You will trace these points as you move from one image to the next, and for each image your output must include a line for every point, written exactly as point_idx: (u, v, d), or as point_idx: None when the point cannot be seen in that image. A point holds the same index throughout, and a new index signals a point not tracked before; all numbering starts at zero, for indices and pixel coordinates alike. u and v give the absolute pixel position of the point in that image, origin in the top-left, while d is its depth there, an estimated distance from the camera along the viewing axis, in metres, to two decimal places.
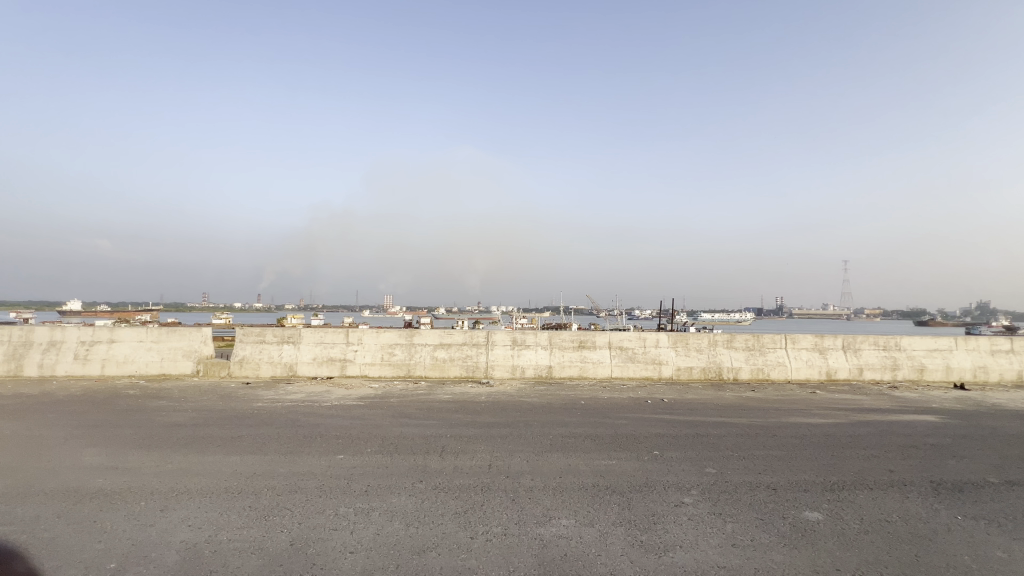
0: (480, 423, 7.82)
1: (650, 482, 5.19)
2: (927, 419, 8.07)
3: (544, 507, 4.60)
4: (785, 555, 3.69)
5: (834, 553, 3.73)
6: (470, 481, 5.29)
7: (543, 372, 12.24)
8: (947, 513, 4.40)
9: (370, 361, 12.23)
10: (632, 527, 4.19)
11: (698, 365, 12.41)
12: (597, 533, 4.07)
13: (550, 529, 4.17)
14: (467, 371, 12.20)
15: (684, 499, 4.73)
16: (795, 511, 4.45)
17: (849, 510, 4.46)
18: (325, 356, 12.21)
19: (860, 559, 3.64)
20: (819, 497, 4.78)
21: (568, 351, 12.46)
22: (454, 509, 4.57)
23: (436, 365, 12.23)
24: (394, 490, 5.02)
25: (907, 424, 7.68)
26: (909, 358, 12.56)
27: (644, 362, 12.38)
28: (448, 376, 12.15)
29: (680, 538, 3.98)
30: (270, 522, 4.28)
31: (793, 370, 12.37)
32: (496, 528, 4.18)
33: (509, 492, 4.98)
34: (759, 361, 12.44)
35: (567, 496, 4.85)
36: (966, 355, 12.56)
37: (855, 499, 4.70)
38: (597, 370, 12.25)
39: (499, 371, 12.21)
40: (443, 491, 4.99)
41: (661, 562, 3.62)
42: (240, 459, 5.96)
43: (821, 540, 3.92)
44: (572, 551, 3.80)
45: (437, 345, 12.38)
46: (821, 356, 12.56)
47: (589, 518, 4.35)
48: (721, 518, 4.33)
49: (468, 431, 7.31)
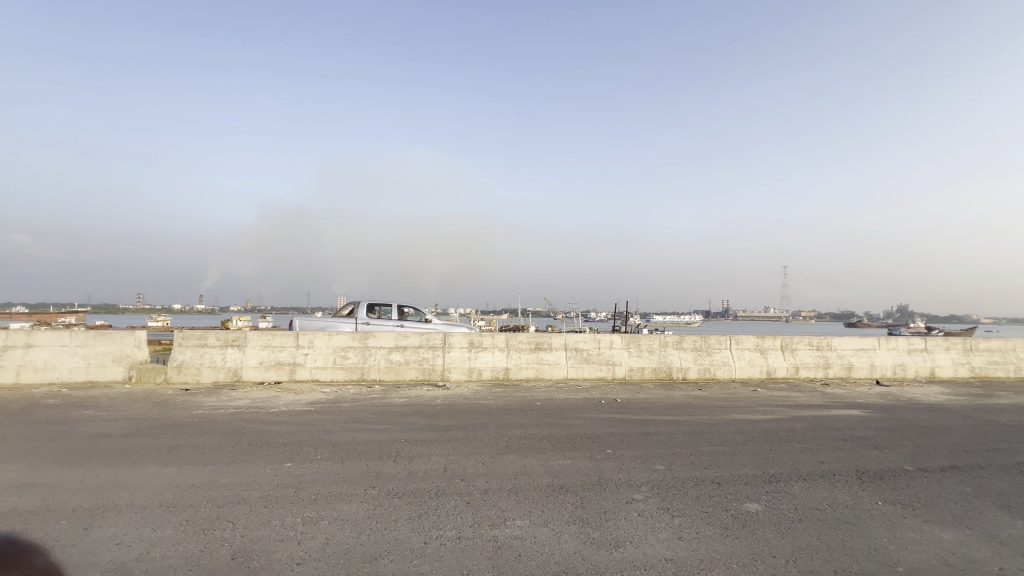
0: (436, 426, 7.73)
1: (603, 481, 5.32)
2: (853, 414, 8.72)
3: (499, 509, 4.61)
4: (726, 545, 3.89)
5: (771, 541, 3.96)
6: (424, 485, 5.23)
7: (499, 374, 12.27)
8: (868, 500, 4.78)
9: (321, 365, 11.81)
10: (584, 525, 4.27)
11: (649, 365, 12.84)
12: (551, 533, 4.13)
13: (504, 530, 4.19)
14: (423, 374, 12.04)
15: (635, 496, 4.88)
16: (737, 503, 4.69)
17: (784, 500, 4.76)
18: (272, 360, 11.70)
19: (794, 545, 3.89)
20: (757, 488, 5.07)
21: (525, 353, 12.55)
22: (407, 514, 4.50)
23: (391, 368, 11.99)
24: (345, 497, 4.88)
25: (836, 419, 8.26)
26: (839, 357, 13.52)
27: (599, 363, 12.66)
28: (403, 379, 11.94)
29: (630, 533, 4.10)
30: (209, 536, 4.05)
31: (737, 369, 13.05)
32: (450, 532, 4.15)
33: (464, 495, 4.95)
34: (705, 361, 13.02)
35: (522, 497, 4.89)
36: (888, 354, 13.67)
37: (790, 490, 5.01)
38: (553, 371, 12.44)
39: (456, 374, 12.14)
40: (396, 497, 4.89)
41: (612, 558, 3.71)
42: (177, 470, 5.60)
43: (759, 529, 4.16)
44: (526, 551, 3.83)
45: (393, 348, 12.13)
46: (762, 355, 13.29)
47: (543, 518, 4.40)
48: (668, 512, 4.50)
49: (423, 435, 7.20)
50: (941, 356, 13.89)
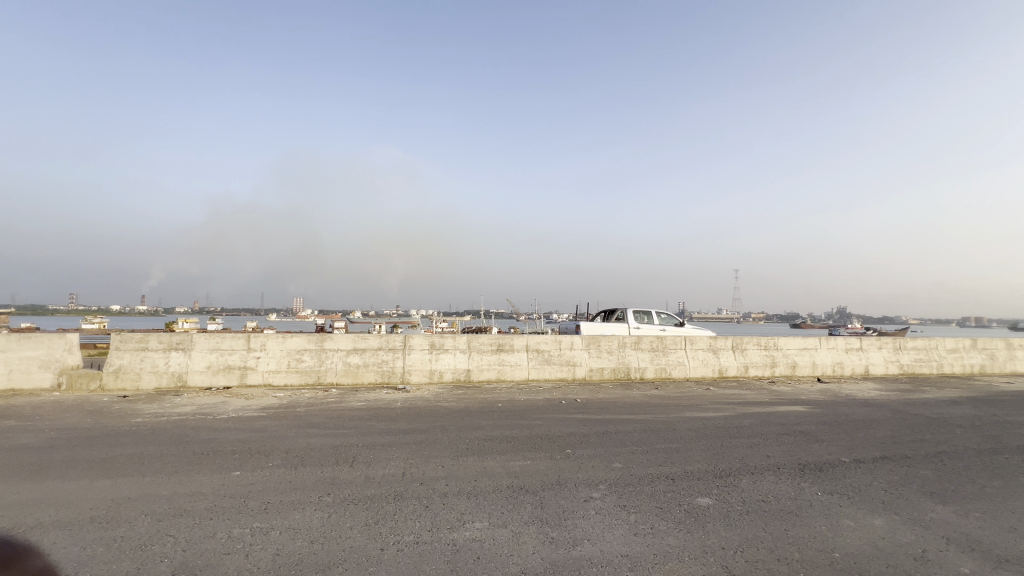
0: (395, 430, 7.60)
1: (562, 480, 5.38)
2: (797, 409, 9.23)
3: (459, 512, 4.57)
4: (679, 539, 4.02)
5: (720, 533, 4.13)
6: (382, 490, 5.11)
7: (461, 376, 12.20)
8: (809, 491, 5.07)
9: (275, 368, 11.34)
10: (543, 524, 4.31)
11: (608, 366, 13.11)
12: (510, 534, 4.13)
13: (463, 533, 4.16)
14: (382, 377, 11.79)
15: (593, 494, 4.97)
16: (689, 498, 4.86)
17: (733, 494, 4.97)
18: (221, 364, 11.14)
19: (741, 536, 4.06)
20: (709, 483, 5.27)
21: (486, 354, 12.53)
22: (364, 521, 4.39)
23: (349, 371, 11.67)
24: (298, 505, 4.70)
25: (781, 415, 8.71)
26: (785, 356, 14.29)
27: (559, 363, 12.82)
28: (361, 382, 11.65)
29: (588, 531, 4.17)
30: (147, 552, 3.80)
31: (691, 369, 13.54)
32: (408, 537, 4.08)
33: (423, 499, 4.89)
34: (661, 361, 13.44)
35: (481, 499, 4.87)
36: (828, 353, 14.57)
37: (739, 484, 5.24)
38: (514, 372, 12.49)
39: (416, 376, 11.97)
40: (353, 504, 4.76)
41: (570, 556, 3.76)
42: (112, 483, 5.22)
43: (710, 522, 4.33)
44: (485, 553, 3.81)
45: (351, 350, 11.81)
46: (714, 355, 13.85)
47: (503, 519, 4.40)
48: (625, 509, 4.61)
49: (381, 439, 7.05)
50: (875, 354, 14.93)
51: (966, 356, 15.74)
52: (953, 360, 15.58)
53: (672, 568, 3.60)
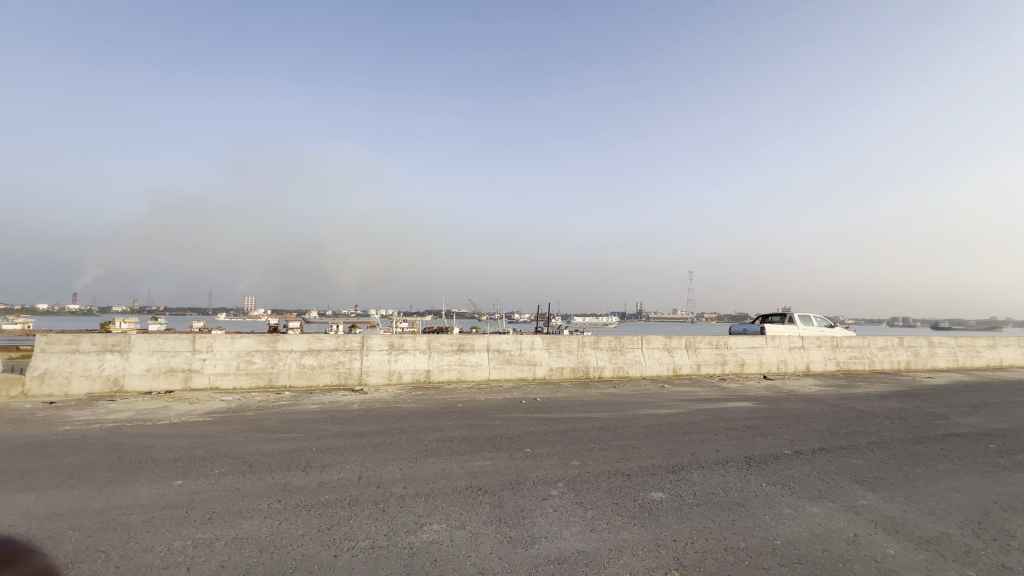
0: (351, 433, 7.40)
1: (521, 479, 5.41)
2: (745, 405, 9.68)
3: (416, 515, 4.50)
4: (633, 533, 4.13)
5: (672, 526, 4.27)
6: (337, 495, 4.96)
7: (420, 377, 12.04)
8: (755, 482, 5.33)
9: (222, 371, 10.79)
10: (501, 524, 4.31)
11: (568, 365, 13.30)
12: (468, 535, 4.11)
13: (420, 536, 4.10)
14: (338, 378, 11.46)
15: (551, 492, 5.03)
16: (644, 493, 5.00)
17: (685, 487, 5.15)
18: (163, 366, 10.49)
19: (691, 528, 4.22)
20: (663, 478, 5.44)
21: (447, 354, 12.42)
22: (317, 527, 4.25)
23: (303, 372, 11.27)
24: (246, 514, 4.49)
25: (730, 410, 9.12)
26: (734, 354, 14.97)
27: (520, 363, 12.89)
28: (316, 385, 11.27)
29: (545, 529, 4.21)
30: (74, 570, 3.52)
31: (647, 367, 13.95)
32: (363, 542, 3.98)
33: (380, 503, 4.78)
34: (619, 359, 13.77)
35: (439, 501, 4.82)
36: (773, 351, 15.37)
37: (690, 478, 5.44)
38: (475, 372, 12.44)
39: (374, 377, 11.71)
40: (305, 510, 4.59)
41: (528, 555, 3.78)
42: (35, 497, 4.80)
43: (663, 515, 4.47)
44: (442, 555, 3.78)
45: (305, 351, 11.41)
46: (669, 354, 14.33)
47: (460, 520, 4.38)
48: (581, 506, 4.69)
49: (336, 442, 6.84)
50: (815, 352, 15.89)
51: (895, 353, 17.03)
52: (883, 357, 16.80)
53: (626, 562, 3.69)
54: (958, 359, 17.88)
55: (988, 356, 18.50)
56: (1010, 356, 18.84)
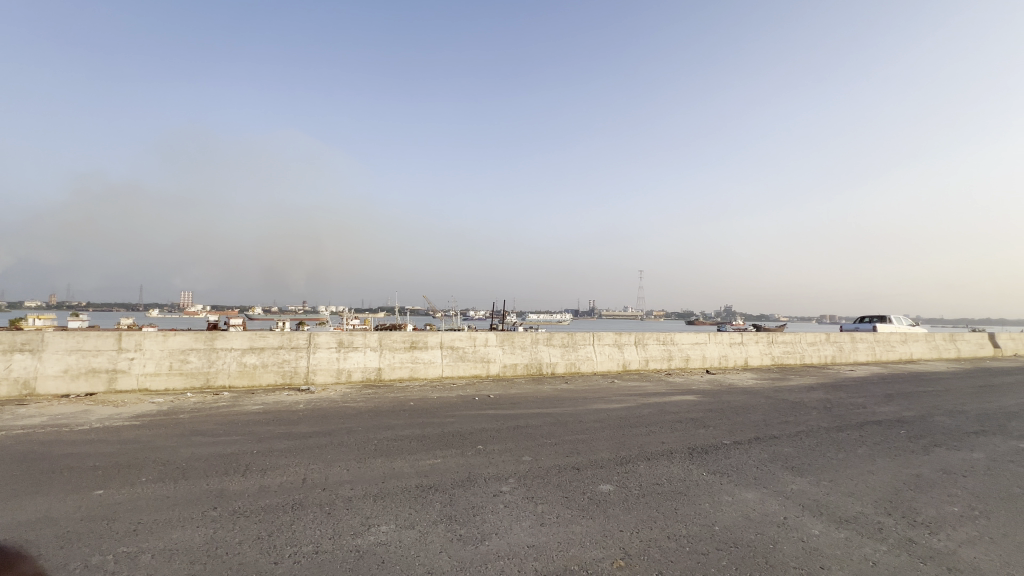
0: (296, 434, 7.11)
1: (473, 476, 5.40)
2: (689, 399, 10.13)
3: (364, 517, 4.38)
4: (582, 525, 4.22)
5: (619, 517, 4.40)
6: (279, 500, 4.74)
7: (371, 375, 11.74)
8: (696, 472, 5.59)
9: (153, 371, 10.03)
10: (451, 522, 4.28)
11: (522, 362, 13.40)
12: (417, 535, 4.05)
13: (367, 538, 3.99)
14: (282, 377, 10.95)
15: (502, 488, 5.05)
16: (593, 486, 5.12)
17: (632, 479, 5.32)
18: (83, 367, 9.62)
19: (637, 518, 4.36)
20: (611, 471, 5.59)
21: (399, 352, 12.18)
22: (256, 534, 4.03)
23: (244, 372, 10.68)
24: (176, 524, 4.20)
25: (675, 404, 9.50)
26: (680, 350, 15.64)
27: (474, 360, 12.85)
28: (258, 385, 10.72)
29: (495, 526, 4.21)
30: None
31: (598, 363, 14.30)
32: (306, 547, 3.83)
33: (325, 505, 4.61)
34: (572, 356, 14.03)
35: (388, 501, 4.71)
36: (715, 346, 16.20)
37: (637, 470, 5.62)
38: (427, 370, 12.28)
39: (322, 376, 11.29)
40: (243, 516, 4.35)
41: (478, 552, 3.77)
42: None
43: (610, 507, 4.59)
44: (390, 556, 3.70)
45: (247, 349, 10.82)
46: (619, 350, 14.77)
47: (409, 520, 4.30)
48: (532, 501, 4.73)
49: (278, 445, 6.54)
50: (752, 348, 16.89)
51: (822, 348, 18.41)
52: (811, 351, 18.11)
53: (575, 554, 3.76)
54: (876, 353, 19.56)
55: (901, 350, 20.38)
56: (918, 350, 20.85)
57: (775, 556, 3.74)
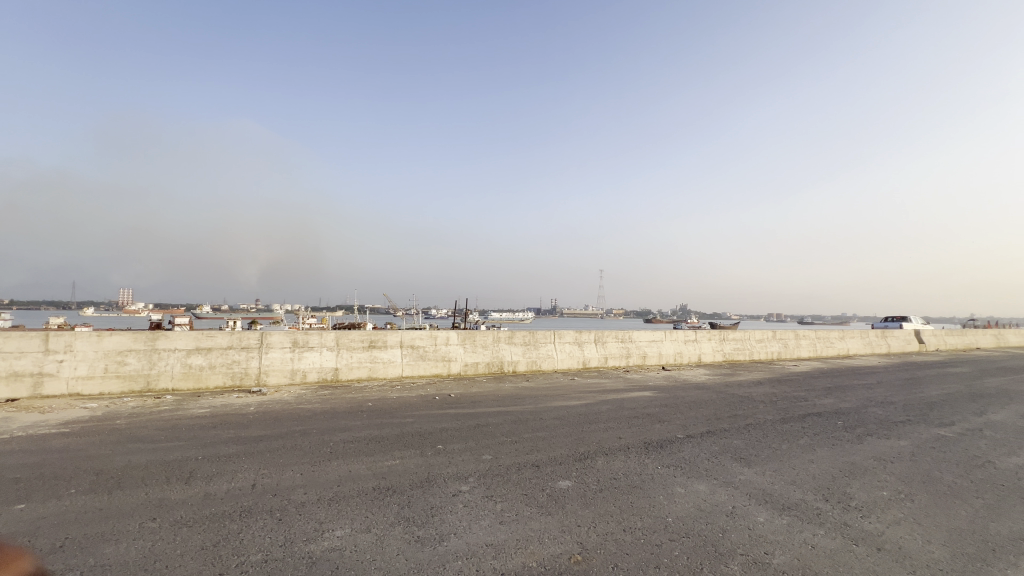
0: (247, 438, 6.80)
1: (432, 476, 5.33)
2: (645, 395, 10.41)
3: (317, 522, 4.24)
4: (541, 522, 4.25)
5: (577, 512, 4.47)
6: (226, 507, 4.51)
7: (327, 375, 11.39)
8: (651, 465, 5.75)
9: (85, 374, 9.33)
10: (409, 523, 4.21)
11: (483, 360, 13.37)
12: (373, 538, 3.95)
13: (321, 543, 3.87)
14: (231, 379, 10.44)
15: (462, 488, 5.01)
16: (552, 482, 5.17)
17: (590, 474, 5.41)
18: (4, 370, 8.82)
19: (595, 513, 4.44)
20: (570, 467, 5.67)
21: (357, 351, 11.88)
22: (199, 545, 3.82)
23: (189, 374, 10.11)
24: (110, 537, 3.92)
25: (632, 400, 9.74)
26: (637, 347, 16.07)
27: (434, 359, 12.72)
28: (205, 387, 10.18)
29: (454, 526, 4.18)
30: None
31: (559, 361, 14.47)
32: (255, 555, 3.66)
33: (276, 511, 4.43)
34: (533, 354, 14.12)
35: (344, 505, 4.58)
36: (670, 344, 16.76)
37: (595, 465, 5.72)
38: (387, 370, 12.04)
39: (274, 377, 10.84)
40: (185, 527, 4.11)
41: (436, 553, 3.73)
42: None
43: (569, 503, 4.65)
44: (345, 561, 3.60)
45: (192, 350, 10.25)
46: (579, 348, 15.00)
47: (366, 523, 4.20)
48: (491, 499, 4.73)
49: (226, 450, 6.22)
50: (705, 345, 17.57)
51: (769, 344, 19.38)
52: (760, 348, 19.03)
53: (533, 550, 3.78)
54: (817, 348, 20.79)
55: (839, 346, 21.75)
56: (855, 346, 22.33)
57: (724, 544, 3.90)
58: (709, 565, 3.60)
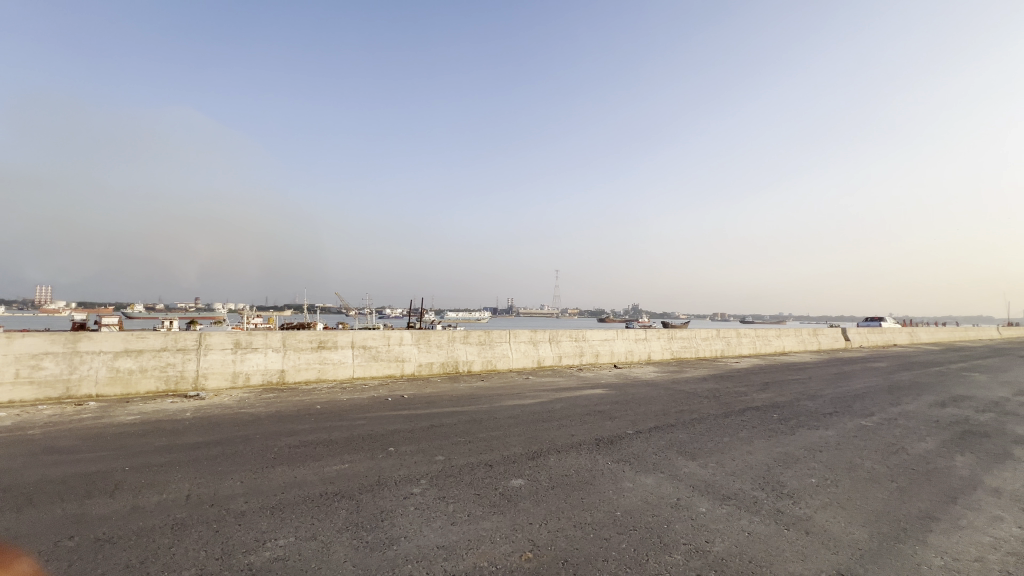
0: (182, 445, 6.38)
1: (382, 479, 5.21)
2: (597, 392, 10.67)
3: (258, 531, 4.04)
4: (493, 521, 4.25)
5: (529, 510, 4.51)
6: (156, 520, 4.21)
7: (272, 378, 10.88)
8: (602, 461, 5.90)
9: None
10: (357, 529, 4.10)
11: (438, 360, 13.23)
12: (319, 546, 3.82)
13: (262, 554, 3.69)
14: (165, 384, 9.76)
15: (413, 490, 4.93)
16: (505, 481, 5.19)
17: (543, 472, 5.47)
18: None
19: (546, 510, 4.50)
20: (523, 465, 5.71)
21: (305, 352, 11.43)
22: (125, 562, 3.55)
23: (116, 379, 9.37)
24: (20, 560, 3.56)
25: (585, 397, 9.94)
26: (590, 346, 16.42)
27: (387, 360, 12.44)
28: (134, 392, 9.46)
29: (405, 529, 4.11)
30: None
31: (514, 360, 14.56)
32: (189, 571, 3.45)
33: (213, 523, 4.18)
34: (488, 353, 14.12)
35: (288, 513, 4.39)
36: (622, 343, 17.25)
37: (548, 463, 5.80)
38: (337, 371, 11.67)
39: (214, 381, 10.23)
40: (108, 544, 3.80)
41: (385, 558, 3.65)
42: None
43: (521, 501, 4.68)
44: (287, 572, 3.45)
45: (120, 353, 9.49)
46: (534, 347, 15.14)
47: (311, 531, 4.05)
48: (443, 501, 4.68)
49: (158, 459, 5.80)
50: (655, 343, 18.21)
51: (713, 342, 20.37)
52: (705, 346, 19.96)
53: (484, 550, 3.78)
54: (756, 346, 22.04)
55: (776, 344, 23.18)
56: (790, 343, 23.86)
57: (669, 535, 4.06)
58: (654, 556, 3.73)
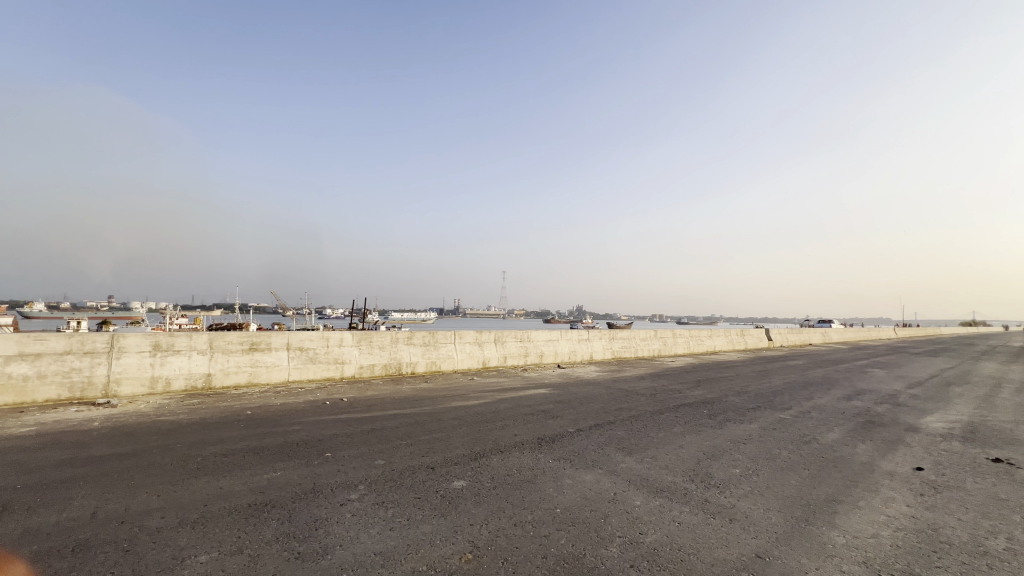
0: (89, 458, 5.79)
1: (317, 487, 4.99)
2: (541, 392, 10.85)
3: (176, 548, 3.74)
4: (433, 524, 4.20)
5: (470, 511, 4.50)
6: (54, 543, 3.79)
7: (197, 382, 10.12)
8: (544, 460, 5.99)
9: None
10: (289, 539, 3.90)
11: (380, 362, 12.88)
12: (245, 560, 3.60)
13: (180, 572, 3.42)
14: (69, 391, 8.81)
15: (350, 496, 4.76)
16: (446, 483, 5.15)
17: (485, 472, 5.48)
18: None
19: (487, 510, 4.50)
20: (465, 466, 5.68)
21: (234, 355, 10.73)
22: None
23: (8, 386, 8.33)
24: None
25: (529, 397, 10.08)
26: (535, 346, 16.64)
27: (326, 362, 11.95)
28: (31, 401, 8.46)
29: (340, 537, 3.96)
30: None
31: (459, 361, 14.46)
32: None
33: (124, 542, 3.83)
34: (433, 354, 13.93)
35: (211, 526, 4.10)
36: (565, 343, 17.63)
37: (491, 463, 5.81)
38: (270, 374, 11.05)
39: (128, 387, 9.36)
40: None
41: (318, 568, 3.50)
42: None
43: (462, 502, 4.67)
44: None
45: (14, 357, 8.46)
46: (479, 348, 15.13)
47: (237, 544, 3.81)
48: (382, 506, 4.56)
49: (59, 474, 5.22)
50: (597, 343, 18.77)
51: (651, 342, 21.30)
52: (643, 346, 20.83)
53: (423, 554, 3.73)
54: (690, 346, 23.28)
55: (708, 343, 24.60)
56: (720, 343, 25.42)
57: (605, 529, 4.19)
58: (590, 550, 3.84)
